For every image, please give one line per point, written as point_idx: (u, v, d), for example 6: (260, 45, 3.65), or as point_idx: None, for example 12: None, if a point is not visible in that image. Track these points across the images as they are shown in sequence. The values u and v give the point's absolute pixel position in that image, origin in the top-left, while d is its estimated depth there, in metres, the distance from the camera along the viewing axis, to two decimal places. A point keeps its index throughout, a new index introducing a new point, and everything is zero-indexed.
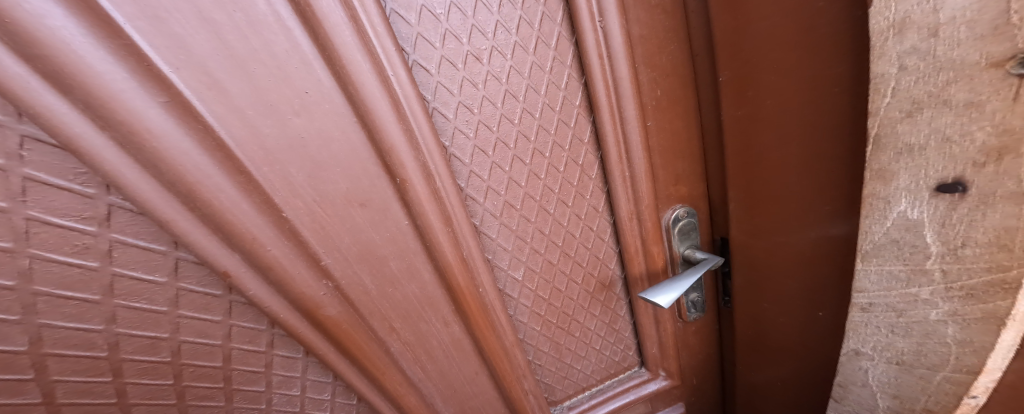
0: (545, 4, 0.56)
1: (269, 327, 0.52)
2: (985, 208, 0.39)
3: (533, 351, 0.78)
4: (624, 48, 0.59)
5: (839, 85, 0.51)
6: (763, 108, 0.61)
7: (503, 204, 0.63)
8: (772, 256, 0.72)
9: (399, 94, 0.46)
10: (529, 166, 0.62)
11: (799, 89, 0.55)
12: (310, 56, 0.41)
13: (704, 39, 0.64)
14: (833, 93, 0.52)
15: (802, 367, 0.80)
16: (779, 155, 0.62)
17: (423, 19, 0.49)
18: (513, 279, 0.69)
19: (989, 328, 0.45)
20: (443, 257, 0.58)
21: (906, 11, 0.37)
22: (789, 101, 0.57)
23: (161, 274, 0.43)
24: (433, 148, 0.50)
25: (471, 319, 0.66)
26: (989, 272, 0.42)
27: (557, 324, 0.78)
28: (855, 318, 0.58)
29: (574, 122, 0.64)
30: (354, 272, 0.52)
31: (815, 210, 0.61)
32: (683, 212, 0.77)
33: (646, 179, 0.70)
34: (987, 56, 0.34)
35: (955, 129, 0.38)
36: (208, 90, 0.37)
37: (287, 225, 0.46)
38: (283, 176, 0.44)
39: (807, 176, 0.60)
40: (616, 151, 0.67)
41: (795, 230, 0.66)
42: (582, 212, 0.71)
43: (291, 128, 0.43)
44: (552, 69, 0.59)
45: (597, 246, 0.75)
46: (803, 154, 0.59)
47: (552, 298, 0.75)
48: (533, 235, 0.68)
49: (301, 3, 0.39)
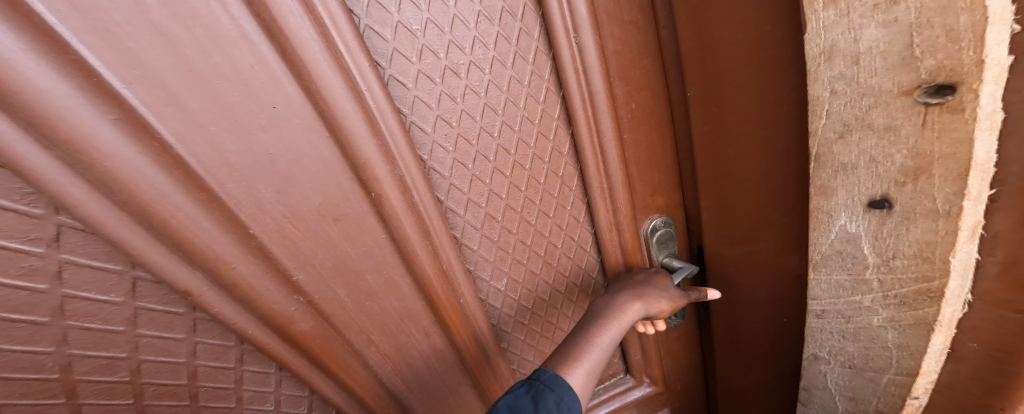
0: (521, 21, 0.57)
1: (236, 343, 0.52)
2: (908, 223, 0.43)
3: (518, 360, 0.80)
4: (597, 64, 0.61)
5: (788, 105, 0.54)
6: (726, 124, 0.64)
7: (483, 216, 0.64)
8: (741, 265, 0.76)
9: (373, 109, 0.47)
10: (508, 178, 0.64)
11: (756, 108, 0.58)
12: (278, 70, 0.41)
13: (672, 54, 0.66)
14: (783, 112, 0.55)
15: (772, 372, 0.85)
16: (743, 169, 0.65)
17: (399, 34, 0.49)
18: (495, 289, 0.71)
19: (921, 333, 0.50)
20: (422, 269, 0.60)
21: (833, 39, 0.40)
22: (749, 118, 0.60)
23: (117, 294, 0.42)
24: (409, 161, 0.52)
25: (451, 329, 0.68)
26: (916, 281, 0.46)
27: (540, 332, 0.80)
28: (811, 324, 0.63)
29: (552, 135, 0.66)
30: (328, 287, 0.54)
31: (774, 221, 0.66)
32: (660, 222, 0.80)
33: (623, 190, 0.73)
34: (899, 84, 0.38)
35: (879, 151, 0.42)
36: (165, 105, 0.37)
37: (254, 241, 0.46)
38: (250, 192, 0.44)
39: (765, 189, 0.64)
40: (594, 164, 0.70)
41: (759, 240, 0.70)
42: (562, 223, 0.73)
43: (256, 144, 0.43)
44: (529, 83, 0.61)
45: (578, 255, 0.78)
46: (761, 168, 0.63)
47: (536, 307, 0.77)
48: (515, 246, 0.70)
49: (267, 19, 0.39)
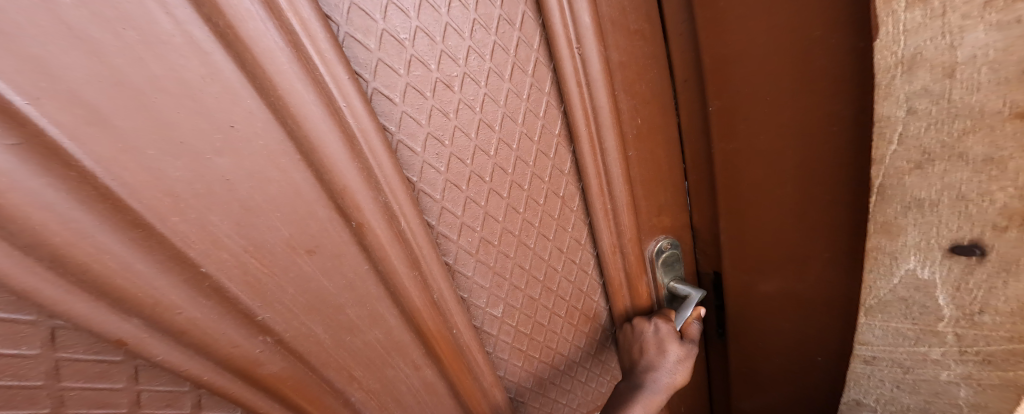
0: (521, 29, 0.49)
1: (193, 387, 0.43)
2: (1006, 275, 0.38)
3: (515, 388, 0.71)
4: (602, 76, 0.53)
5: (837, 123, 0.46)
6: (756, 144, 0.55)
7: (479, 241, 0.56)
8: (768, 297, 0.67)
9: (354, 129, 0.40)
10: (505, 199, 0.56)
11: (794, 126, 0.50)
12: (235, 83, 0.34)
13: (687, 62, 0.58)
14: (829, 131, 0.47)
15: (790, 401, 0.78)
16: (775, 195, 0.57)
17: (384, 43, 0.41)
18: (491, 317, 0.63)
19: (1008, 396, 0.44)
20: (410, 302, 0.53)
21: (918, 46, 0.33)
22: (783, 138, 0.52)
23: (29, 347, 0.32)
24: (397, 185, 0.45)
25: (443, 361, 0.60)
26: (1011, 341, 0.40)
27: (538, 358, 0.71)
28: (856, 369, 0.56)
29: (553, 153, 0.58)
30: (302, 323, 0.46)
31: (814, 253, 0.57)
32: (666, 243, 0.71)
33: (629, 214, 0.65)
34: (1011, 104, 0.31)
35: (972, 187, 0.36)
36: (85, 123, 0.29)
37: (207, 282, 0.39)
38: (202, 225, 0.37)
39: (800, 218, 0.56)
40: (597, 183, 0.61)
41: (791, 273, 0.62)
42: (563, 246, 0.65)
43: (208, 169, 0.35)
44: (528, 96, 0.53)
45: (580, 280, 0.70)
46: (797, 193, 0.54)
47: (534, 332, 0.69)
48: (512, 271, 0.62)
49: (220, 23, 0.32)
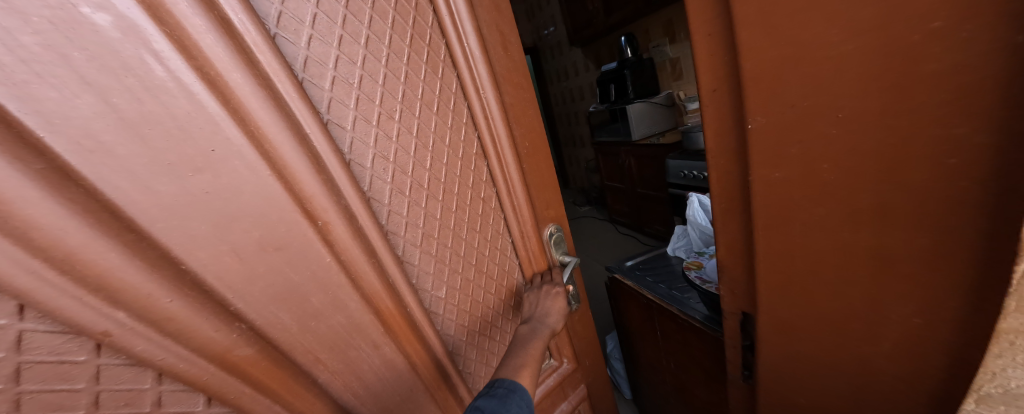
0: (445, 78, 0.51)
1: (155, 384, 0.36)
2: None
3: (464, 360, 0.61)
4: (501, 117, 0.56)
5: (957, 152, 0.22)
6: (814, 178, 0.29)
7: (423, 235, 0.52)
8: (810, 378, 0.40)
9: (319, 150, 0.40)
10: (442, 202, 0.53)
11: (879, 150, 0.25)
12: (216, 115, 0.34)
13: (720, 72, 0.32)
14: (942, 166, 0.23)
15: None
16: (836, 263, 0.32)
17: (337, 85, 0.41)
18: (437, 297, 0.56)
19: None
20: (369, 284, 0.48)
21: None
22: (856, 170, 0.27)
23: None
24: (352, 192, 0.43)
25: (396, 328, 0.52)
26: None
27: (478, 329, 0.62)
28: None
29: (473, 167, 0.56)
30: (273, 313, 0.42)
31: (886, 343, 0.32)
32: (556, 229, 0.67)
33: (529, 210, 0.63)
34: None
35: None
36: (92, 153, 0.30)
37: (189, 276, 0.36)
38: (185, 231, 0.35)
39: (875, 301, 0.31)
40: (506, 191, 0.60)
41: (850, 358, 0.36)
42: (488, 235, 0.60)
43: (191, 185, 0.34)
44: (451, 124, 0.53)
45: (502, 262, 0.63)
46: (879, 266, 0.29)
47: (474, 310, 0.60)
48: (453, 260, 0.56)
49: (208, 71, 0.33)
